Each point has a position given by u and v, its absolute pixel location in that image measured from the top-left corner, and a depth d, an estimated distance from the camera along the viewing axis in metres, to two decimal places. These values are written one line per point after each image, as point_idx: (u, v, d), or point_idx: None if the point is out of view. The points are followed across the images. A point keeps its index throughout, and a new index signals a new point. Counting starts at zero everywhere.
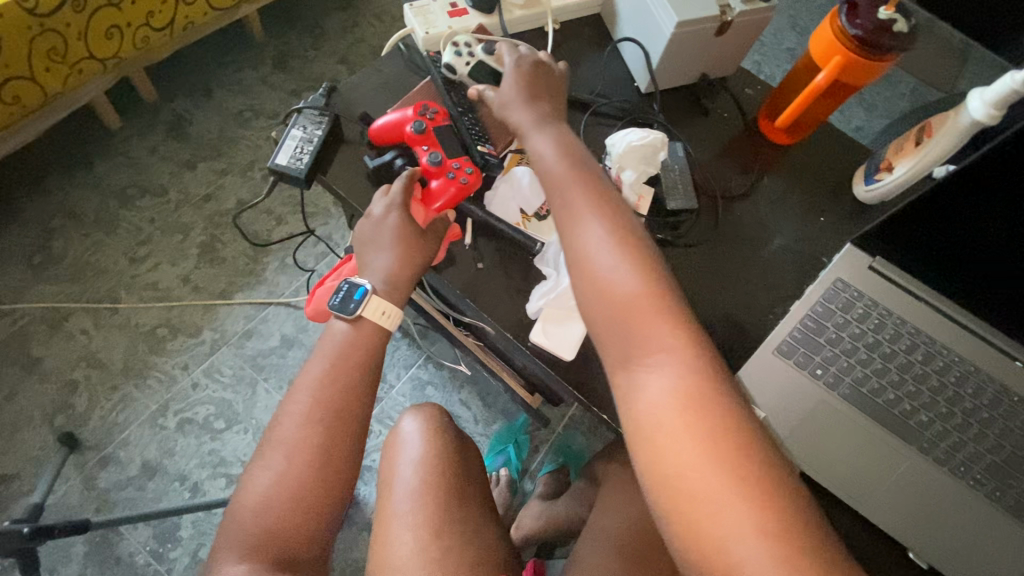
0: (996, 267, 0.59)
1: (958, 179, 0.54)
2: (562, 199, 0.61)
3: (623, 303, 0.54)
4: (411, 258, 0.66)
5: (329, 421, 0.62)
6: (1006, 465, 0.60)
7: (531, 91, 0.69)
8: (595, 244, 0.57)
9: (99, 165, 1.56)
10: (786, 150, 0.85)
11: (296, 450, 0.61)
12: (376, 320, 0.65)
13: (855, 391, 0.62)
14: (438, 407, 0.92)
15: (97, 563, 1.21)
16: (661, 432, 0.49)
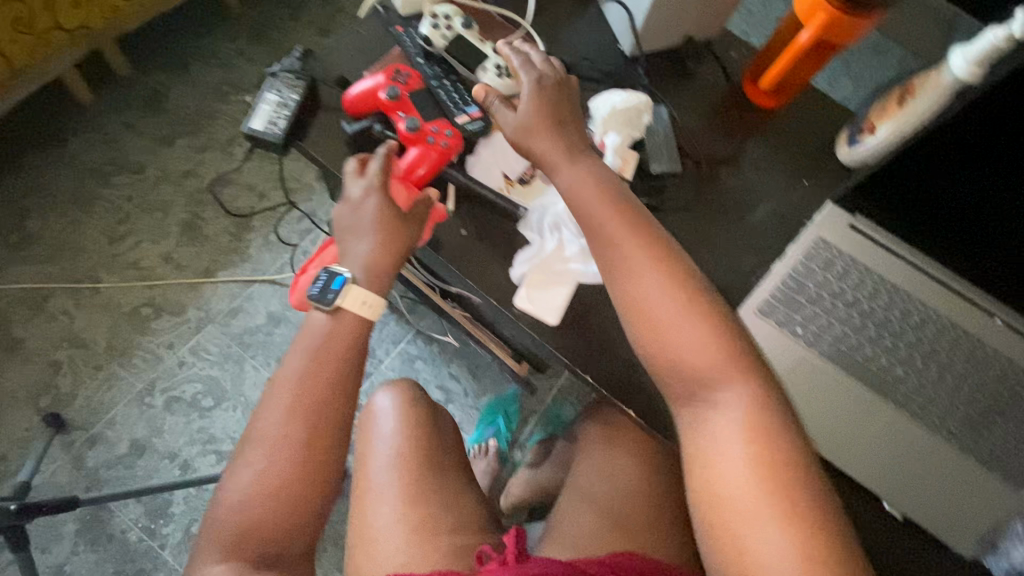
0: (971, 230, 0.60)
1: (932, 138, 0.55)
2: (618, 248, 0.61)
3: (693, 344, 0.57)
4: (393, 246, 0.64)
5: (315, 412, 0.62)
6: (980, 417, 0.61)
7: (550, 119, 0.65)
8: (659, 298, 0.58)
9: (73, 142, 1.52)
10: (772, 114, 0.84)
11: (279, 447, 0.60)
12: (357, 309, 0.64)
13: (834, 347, 0.63)
14: (409, 380, 0.94)
15: (89, 540, 1.22)
16: (722, 459, 0.54)
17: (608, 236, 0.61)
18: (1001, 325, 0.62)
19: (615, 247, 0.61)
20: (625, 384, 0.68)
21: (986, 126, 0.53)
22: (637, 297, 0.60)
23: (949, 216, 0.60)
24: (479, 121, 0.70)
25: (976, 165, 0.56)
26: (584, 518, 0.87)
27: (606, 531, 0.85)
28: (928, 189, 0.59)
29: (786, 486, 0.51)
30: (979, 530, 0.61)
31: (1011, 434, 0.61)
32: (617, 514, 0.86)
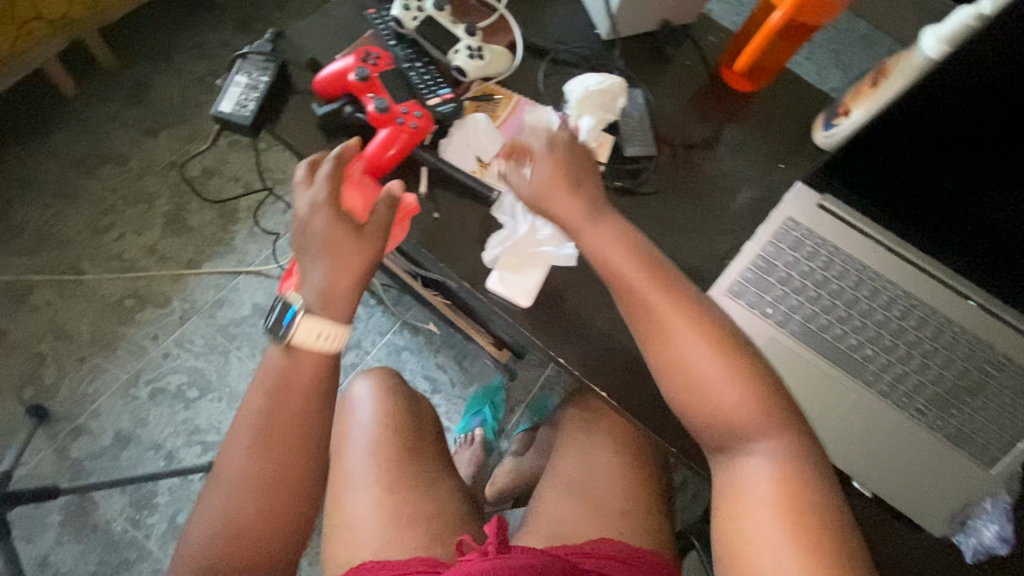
0: (948, 213, 0.59)
1: (916, 110, 0.53)
2: (653, 305, 0.58)
3: (726, 401, 0.57)
4: (346, 269, 0.60)
5: (287, 440, 0.60)
6: (947, 395, 0.62)
7: (572, 183, 0.63)
8: (697, 357, 0.57)
9: (56, 133, 1.51)
10: (750, 98, 0.84)
11: (245, 483, 0.59)
12: (311, 342, 0.60)
13: (803, 327, 0.63)
14: (387, 367, 0.95)
15: (73, 531, 1.22)
16: (754, 511, 0.54)
17: (642, 294, 0.59)
18: (973, 305, 0.62)
19: (648, 303, 0.59)
20: (597, 367, 0.68)
21: (953, 101, 0.52)
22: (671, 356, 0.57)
23: (925, 198, 0.59)
24: (450, 103, 0.70)
25: (959, 142, 0.54)
26: (566, 506, 0.87)
27: (583, 516, 0.85)
28: (902, 170, 0.57)
29: (823, 546, 0.50)
30: (949, 510, 0.61)
31: (978, 411, 0.61)
32: (597, 501, 0.87)
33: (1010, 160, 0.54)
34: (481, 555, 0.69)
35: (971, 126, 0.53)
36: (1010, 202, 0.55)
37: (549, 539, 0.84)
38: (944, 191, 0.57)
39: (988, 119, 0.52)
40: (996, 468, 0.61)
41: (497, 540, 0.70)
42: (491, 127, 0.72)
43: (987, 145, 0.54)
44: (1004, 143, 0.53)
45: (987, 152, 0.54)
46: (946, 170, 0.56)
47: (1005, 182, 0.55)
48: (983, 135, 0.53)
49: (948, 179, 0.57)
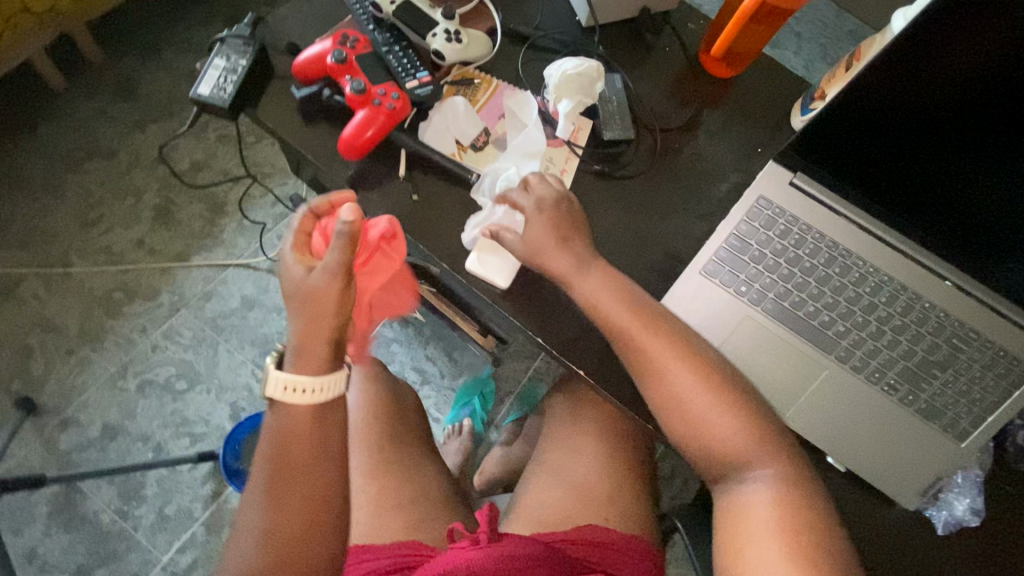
0: (921, 192, 0.59)
1: (881, 85, 0.54)
2: (644, 345, 0.61)
3: (715, 428, 0.59)
4: (312, 311, 0.58)
5: (308, 473, 0.56)
6: (918, 369, 0.63)
7: (558, 236, 0.65)
8: (688, 394, 0.60)
9: (44, 127, 1.50)
10: (729, 84, 0.85)
11: (269, 535, 0.54)
12: (282, 394, 0.57)
13: (777, 305, 0.64)
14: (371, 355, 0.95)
15: (61, 522, 1.22)
16: (756, 537, 0.56)
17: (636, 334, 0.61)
18: (949, 285, 0.62)
19: (638, 343, 0.61)
20: (576, 347, 0.68)
21: (917, 75, 0.53)
22: (661, 390, 0.60)
23: (897, 176, 0.59)
24: (429, 86, 0.70)
25: (926, 118, 0.55)
26: (552, 492, 0.87)
27: (571, 504, 0.85)
28: (871, 148, 0.58)
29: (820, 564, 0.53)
30: (919, 485, 0.62)
31: (949, 385, 0.62)
32: (580, 485, 0.87)
33: (978, 136, 0.54)
34: (472, 543, 0.70)
35: (938, 102, 0.54)
36: (979, 178, 0.56)
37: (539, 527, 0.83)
38: (915, 168, 0.58)
39: (953, 93, 0.53)
40: (967, 442, 0.61)
41: (489, 529, 0.71)
42: (470, 110, 0.73)
43: (955, 121, 0.54)
44: (971, 118, 0.54)
45: (954, 127, 0.55)
46: (916, 147, 0.57)
47: (975, 157, 0.55)
48: (950, 110, 0.54)
49: (919, 157, 0.57)
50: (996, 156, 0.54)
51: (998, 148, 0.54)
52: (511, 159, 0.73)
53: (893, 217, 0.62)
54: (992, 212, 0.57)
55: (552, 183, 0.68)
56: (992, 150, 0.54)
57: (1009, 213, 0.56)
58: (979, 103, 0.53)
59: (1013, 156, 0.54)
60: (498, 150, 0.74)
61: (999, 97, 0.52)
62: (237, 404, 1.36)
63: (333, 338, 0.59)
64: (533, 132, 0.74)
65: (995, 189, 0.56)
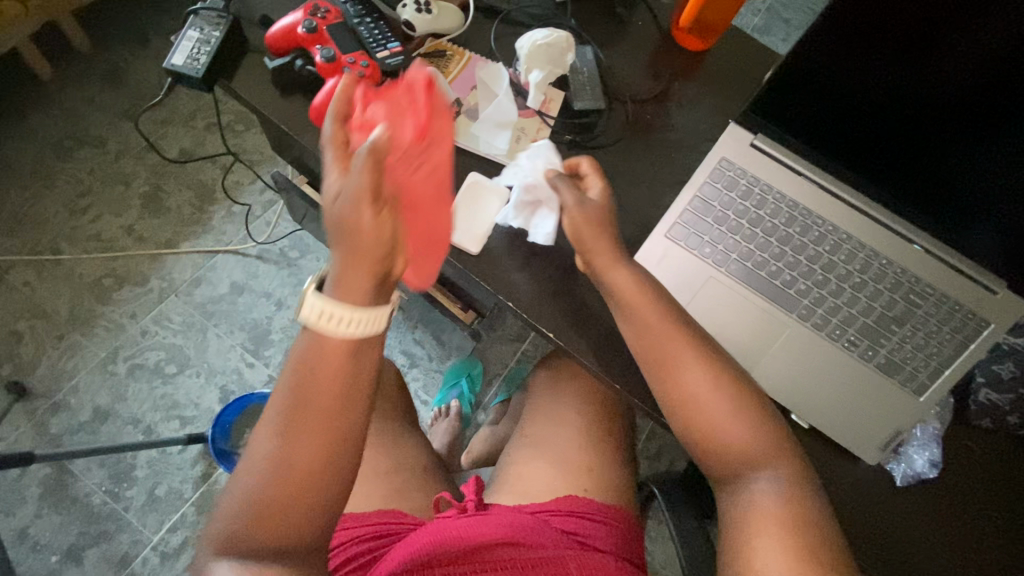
0: (887, 154, 0.61)
1: (842, 44, 0.57)
2: (667, 348, 0.60)
3: (720, 426, 0.59)
4: (354, 243, 0.51)
5: (323, 416, 0.52)
6: (876, 324, 0.65)
7: (607, 230, 0.64)
8: (712, 399, 0.59)
9: (32, 116, 1.51)
10: (701, 57, 0.86)
11: (276, 464, 0.51)
12: (321, 326, 0.52)
13: (741, 266, 0.67)
14: None
15: (52, 503, 1.24)
16: (757, 535, 0.55)
17: (663, 338, 0.61)
18: (918, 248, 0.65)
19: (648, 332, 0.61)
20: (545, 313, 0.69)
21: (870, 28, 0.55)
22: (666, 380, 0.60)
23: (864, 138, 0.61)
24: (399, 56, 0.70)
25: (889, 79, 0.57)
26: (537, 468, 0.83)
27: (551, 476, 0.82)
28: (833, 111, 0.61)
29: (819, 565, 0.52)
30: (882, 439, 0.63)
31: (906, 339, 0.64)
32: (569, 462, 0.83)
33: (932, 98, 0.57)
34: (460, 512, 0.74)
35: (901, 61, 0.56)
36: (933, 131, 0.58)
37: (518, 499, 0.81)
38: (881, 129, 0.60)
39: (905, 46, 0.55)
40: (925, 396, 0.63)
41: (475, 499, 0.76)
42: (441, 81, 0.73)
43: (908, 74, 0.56)
44: (923, 71, 0.56)
45: (918, 86, 0.57)
46: (874, 100, 0.59)
47: (929, 111, 0.57)
48: (903, 63, 0.56)
49: (885, 117, 0.59)
50: (948, 110, 0.57)
51: (962, 109, 0.56)
52: (483, 130, 0.75)
53: (855, 179, 0.65)
54: (947, 165, 0.59)
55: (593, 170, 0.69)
56: (956, 111, 0.56)
57: (961, 165, 0.58)
58: (930, 56, 0.55)
59: (975, 117, 0.56)
60: (470, 120, 0.75)
61: (946, 55, 0.54)
62: (226, 387, 1.37)
63: (377, 267, 0.52)
64: (504, 103, 0.75)
65: (961, 151, 0.58)
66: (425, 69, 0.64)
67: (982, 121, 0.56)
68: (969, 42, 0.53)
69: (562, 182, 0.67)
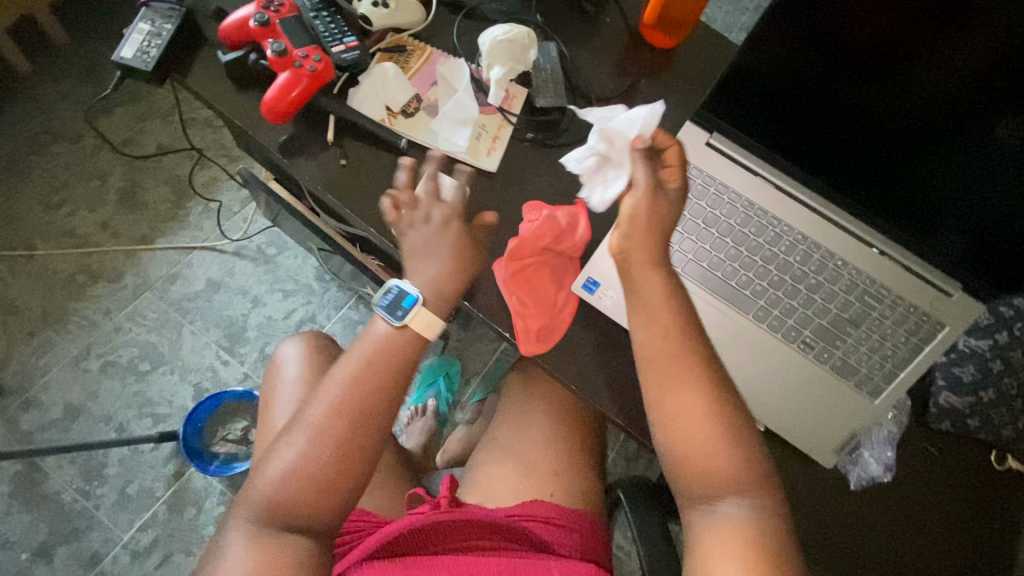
0: (850, 160, 0.61)
1: (807, 47, 0.57)
2: (676, 371, 0.58)
3: (707, 450, 0.57)
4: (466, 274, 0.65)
5: (366, 397, 0.60)
6: (831, 326, 0.65)
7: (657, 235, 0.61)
8: (713, 422, 0.57)
9: (7, 110, 1.50)
10: (670, 54, 0.84)
11: (323, 438, 0.58)
12: (421, 330, 0.63)
13: (697, 267, 0.67)
14: (318, 330, 0.93)
15: (22, 501, 1.23)
16: (722, 552, 0.54)
17: (673, 358, 0.59)
18: (877, 254, 0.65)
19: (653, 345, 0.59)
20: (502, 312, 0.69)
21: (830, 24, 0.55)
22: (659, 391, 0.59)
23: (828, 142, 0.61)
24: (355, 51, 0.70)
25: (857, 84, 0.57)
26: (505, 473, 0.82)
27: (516, 480, 0.81)
28: (797, 113, 0.61)
29: None
30: (836, 443, 0.63)
31: (862, 341, 0.64)
32: (535, 468, 0.82)
33: (900, 108, 0.57)
34: (433, 507, 0.70)
35: (869, 68, 0.56)
36: (894, 134, 0.58)
37: (483, 502, 0.80)
38: (846, 135, 0.60)
39: (865, 45, 0.55)
40: (881, 399, 0.63)
41: (450, 496, 0.72)
42: (400, 77, 0.73)
43: (871, 72, 0.56)
44: (885, 72, 0.56)
45: (883, 95, 0.57)
46: (835, 100, 0.59)
47: (890, 114, 0.57)
48: (864, 63, 0.56)
49: (849, 122, 0.59)
50: (909, 112, 0.56)
51: (930, 123, 0.56)
52: (442, 126, 0.73)
53: (813, 182, 0.65)
54: (907, 168, 0.59)
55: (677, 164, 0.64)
56: (922, 123, 0.56)
57: (922, 168, 0.58)
58: (891, 56, 0.55)
59: (938, 131, 0.56)
60: (429, 116, 0.74)
61: (923, 67, 0.54)
62: (201, 385, 1.36)
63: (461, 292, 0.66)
64: (463, 99, 0.74)
65: (925, 163, 0.58)
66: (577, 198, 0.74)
67: (942, 125, 0.56)
68: (942, 55, 0.53)
69: (641, 158, 0.62)
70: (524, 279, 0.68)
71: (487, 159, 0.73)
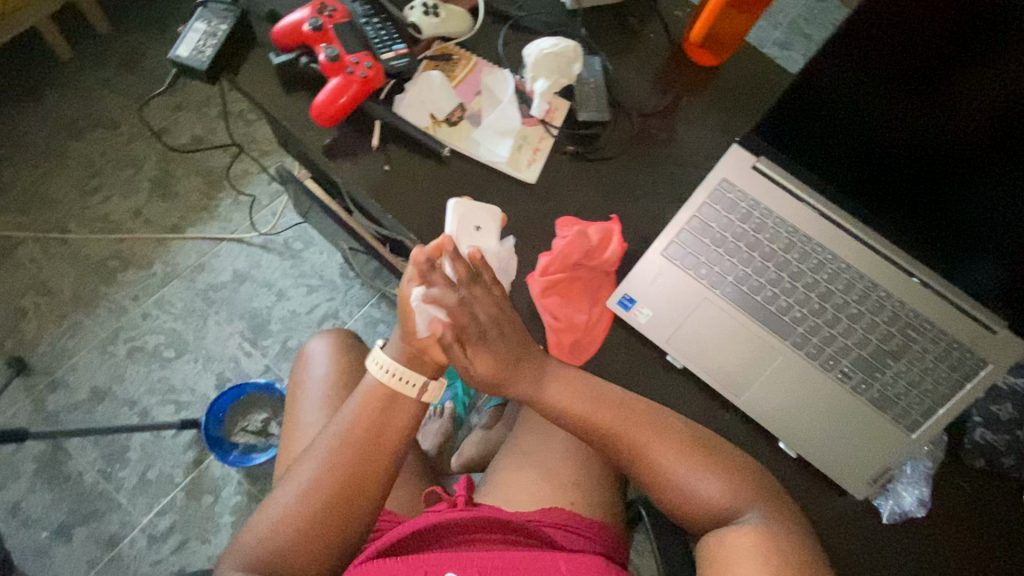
0: (897, 188, 0.61)
1: (860, 76, 0.57)
2: (629, 429, 0.62)
3: (689, 495, 0.60)
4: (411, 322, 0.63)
5: (368, 429, 0.63)
6: (872, 357, 0.64)
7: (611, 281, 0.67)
8: (679, 472, 0.60)
9: (49, 96, 1.53)
10: (713, 73, 0.84)
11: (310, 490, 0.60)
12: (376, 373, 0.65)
13: (736, 289, 0.67)
14: (346, 328, 0.91)
15: (46, 479, 1.25)
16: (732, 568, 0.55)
17: (631, 421, 0.62)
18: (916, 282, 0.64)
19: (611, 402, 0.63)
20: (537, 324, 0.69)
21: (879, 51, 0.55)
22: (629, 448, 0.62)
23: (876, 169, 0.61)
24: (404, 58, 0.71)
25: (910, 114, 0.57)
26: (523, 479, 0.81)
27: (536, 484, 0.80)
28: (843, 141, 0.61)
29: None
30: (869, 474, 0.63)
31: (901, 375, 0.64)
32: (556, 475, 0.81)
33: (951, 138, 0.56)
34: (450, 506, 0.70)
35: (920, 98, 0.56)
36: (942, 161, 0.58)
37: (504, 504, 0.79)
38: (894, 163, 0.60)
39: (915, 74, 0.55)
40: (918, 433, 0.62)
41: (466, 496, 0.71)
42: (446, 85, 0.74)
43: (922, 102, 0.56)
44: (936, 103, 0.56)
45: (936, 124, 0.56)
46: (885, 128, 0.59)
47: (940, 141, 0.57)
48: (916, 92, 0.56)
49: (898, 150, 0.59)
50: (960, 142, 0.56)
51: (981, 155, 0.56)
52: (485, 136, 0.74)
53: (858, 209, 0.64)
54: (953, 196, 0.59)
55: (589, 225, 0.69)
56: (974, 155, 0.56)
57: (970, 198, 0.58)
58: (936, 85, 0.55)
59: (990, 163, 0.56)
60: (472, 125, 0.74)
61: (976, 99, 0.54)
62: (222, 374, 1.37)
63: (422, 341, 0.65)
64: (508, 110, 0.75)
65: (974, 195, 0.57)
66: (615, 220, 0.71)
67: (987, 155, 0.55)
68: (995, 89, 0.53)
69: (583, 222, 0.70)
70: (561, 290, 0.68)
71: (527, 171, 0.74)
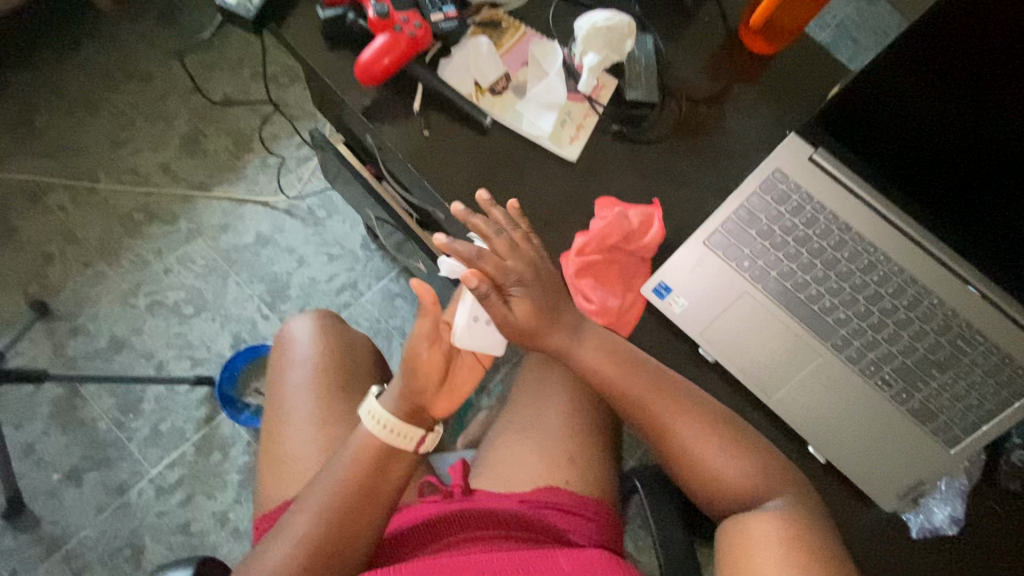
0: (963, 189, 0.58)
1: (933, 67, 0.54)
2: (659, 411, 0.61)
3: (713, 474, 0.59)
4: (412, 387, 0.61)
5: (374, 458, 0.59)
6: (916, 367, 0.62)
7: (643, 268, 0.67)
8: (709, 454, 0.59)
9: (87, 45, 1.53)
10: (768, 62, 0.81)
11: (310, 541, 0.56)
12: (368, 425, 0.60)
13: (779, 285, 0.65)
14: (328, 308, 0.88)
15: (61, 423, 1.27)
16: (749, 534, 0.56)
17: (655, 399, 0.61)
18: (973, 292, 0.61)
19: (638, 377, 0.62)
20: None
21: (942, 46, 0.53)
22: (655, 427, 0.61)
23: (939, 168, 0.58)
24: (453, 21, 0.72)
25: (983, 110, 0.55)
26: (531, 468, 0.74)
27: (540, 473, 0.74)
28: (907, 136, 0.58)
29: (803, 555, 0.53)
30: (901, 488, 0.61)
31: (946, 387, 0.61)
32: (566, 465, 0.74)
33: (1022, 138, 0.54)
34: (446, 497, 0.68)
35: (992, 97, 0.54)
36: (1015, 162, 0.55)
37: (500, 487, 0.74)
38: (960, 162, 0.57)
39: (981, 67, 0.53)
40: (956, 449, 0.61)
41: (462, 484, 0.69)
42: (493, 52, 0.72)
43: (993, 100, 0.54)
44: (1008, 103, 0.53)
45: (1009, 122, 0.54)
46: (952, 126, 0.56)
47: (1004, 138, 0.55)
48: (987, 91, 0.54)
49: (964, 149, 0.57)
50: None
51: None
52: (530, 108, 0.72)
53: (916, 209, 0.61)
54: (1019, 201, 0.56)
55: (626, 210, 0.67)
56: None
57: None
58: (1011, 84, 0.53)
59: None
60: (516, 96, 0.72)
61: None
62: (239, 335, 1.37)
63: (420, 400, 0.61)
64: (553, 83, 0.73)
65: None
66: (647, 209, 0.68)
67: None
68: None
69: (621, 205, 0.68)
70: (596, 271, 0.66)
71: (570, 148, 0.71)
